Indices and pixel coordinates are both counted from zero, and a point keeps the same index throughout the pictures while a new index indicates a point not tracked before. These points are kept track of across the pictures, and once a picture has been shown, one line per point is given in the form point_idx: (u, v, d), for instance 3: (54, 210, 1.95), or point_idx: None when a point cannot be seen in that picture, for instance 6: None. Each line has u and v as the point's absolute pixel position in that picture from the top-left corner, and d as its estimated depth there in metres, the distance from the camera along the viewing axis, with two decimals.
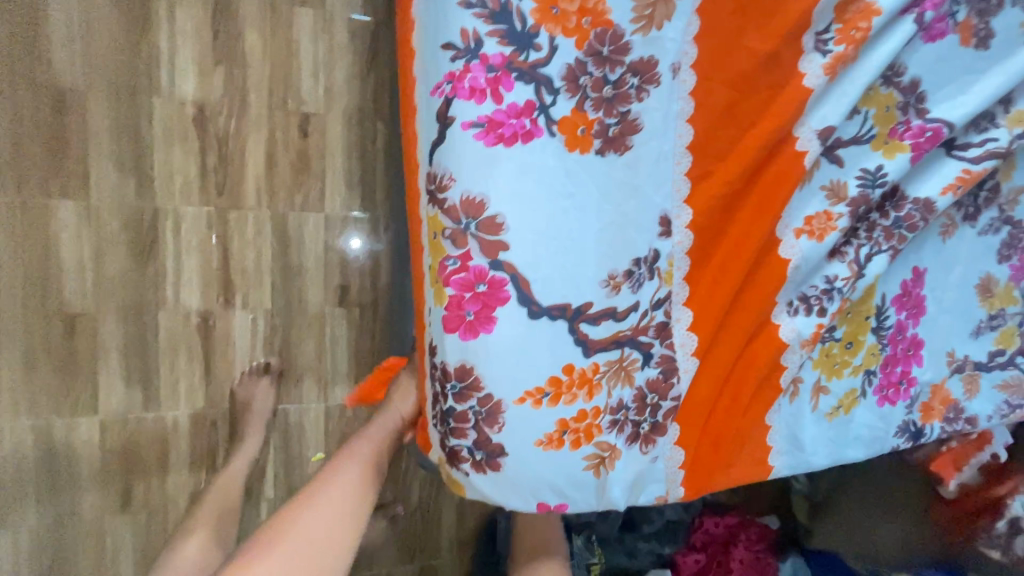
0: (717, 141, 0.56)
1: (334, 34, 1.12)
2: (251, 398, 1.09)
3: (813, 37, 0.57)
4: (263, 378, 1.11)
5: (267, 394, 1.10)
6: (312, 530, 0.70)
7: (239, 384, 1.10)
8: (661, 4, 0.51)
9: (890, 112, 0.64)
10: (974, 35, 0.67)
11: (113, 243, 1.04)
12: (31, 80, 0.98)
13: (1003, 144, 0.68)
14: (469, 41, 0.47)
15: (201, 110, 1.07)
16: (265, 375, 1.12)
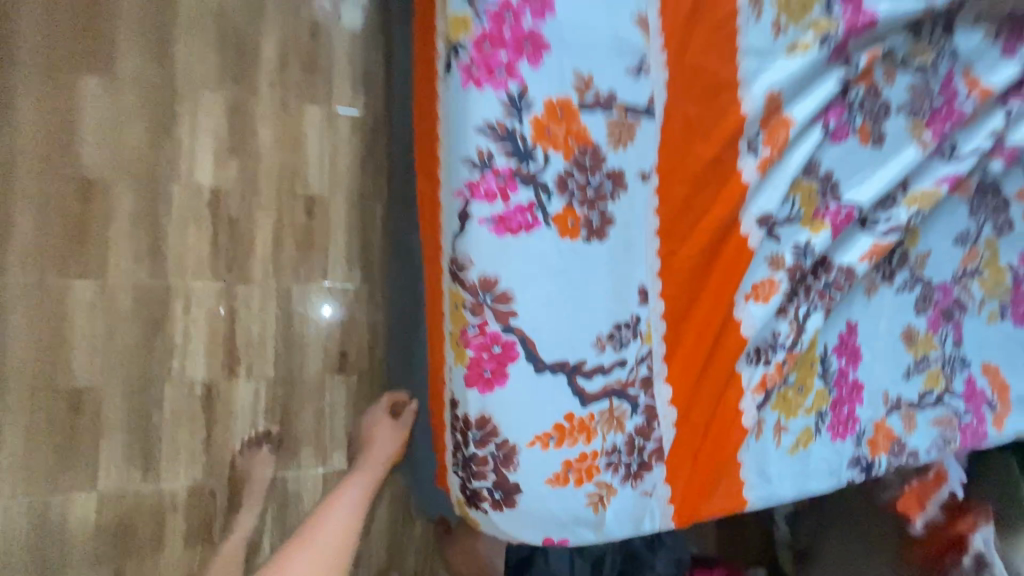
0: (681, 224, 0.68)
1: (338, 127, 1.27)
2: (250, 468, 1.12)
3: (746, 142, 0.72)
4: (262, 447, 1.15)
5: (266, 463, 1.13)
6: (328, 539, 0.81)
7: (239, 454, 1.14)
8: (626, 129, 0.65)
9: (813, 198, 0.79)
10: (871, 136, 0.86)
11: (125, 320, 1.10)
12: (60, 171, 1.07)
13: (903, 221, 0.85)
14: (483, 157, 0.57)
15: (215, 196, 1.17)
16: (265, 443, 1.15)
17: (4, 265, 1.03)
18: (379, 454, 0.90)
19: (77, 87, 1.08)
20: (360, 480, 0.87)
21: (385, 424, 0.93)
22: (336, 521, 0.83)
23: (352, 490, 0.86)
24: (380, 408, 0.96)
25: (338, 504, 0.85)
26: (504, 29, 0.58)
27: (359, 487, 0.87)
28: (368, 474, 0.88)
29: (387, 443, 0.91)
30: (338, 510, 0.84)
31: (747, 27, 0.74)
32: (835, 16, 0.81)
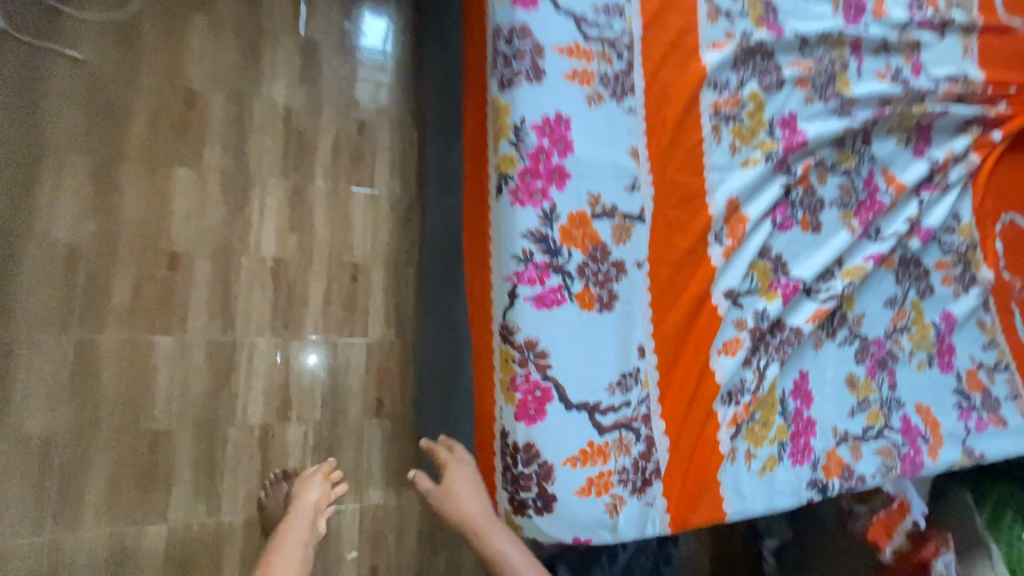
0: (667, 296, 0.90)
1: (379, 206, 1.51)
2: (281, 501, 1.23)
3: (714, 235, 0.97)
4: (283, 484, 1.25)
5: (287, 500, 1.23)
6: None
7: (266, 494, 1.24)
8: (625, 229, 0.88)
9: (767, 274, 1.03)
10: (810, 225, 1.12)
11: (198, 371, 1.28)
12: (153, 246, 1.29)
13: (839, 289, 1.09)
14: (526, 253, 0.80)
15: (277, 265, 1.39)
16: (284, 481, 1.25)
17: (103, 324, 1.23)
18: (314, 501, 1.12)
19: (171, 178, 1.33)
20: (295, 532, 1.06)
21: (317, 476, 1.17)
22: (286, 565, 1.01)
23: (292, 542, 1.05)
24: (307, 473, 1.19)
25: (283, 553, 1.03)
26: (539, 165, 0.83)
27: (296, 539, 1.05)
28: (301, 527, 1.07)
29: (317, 495, 1.13)
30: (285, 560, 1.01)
31: (711, 149, 1.00)
32: (776, 138, 1.09)
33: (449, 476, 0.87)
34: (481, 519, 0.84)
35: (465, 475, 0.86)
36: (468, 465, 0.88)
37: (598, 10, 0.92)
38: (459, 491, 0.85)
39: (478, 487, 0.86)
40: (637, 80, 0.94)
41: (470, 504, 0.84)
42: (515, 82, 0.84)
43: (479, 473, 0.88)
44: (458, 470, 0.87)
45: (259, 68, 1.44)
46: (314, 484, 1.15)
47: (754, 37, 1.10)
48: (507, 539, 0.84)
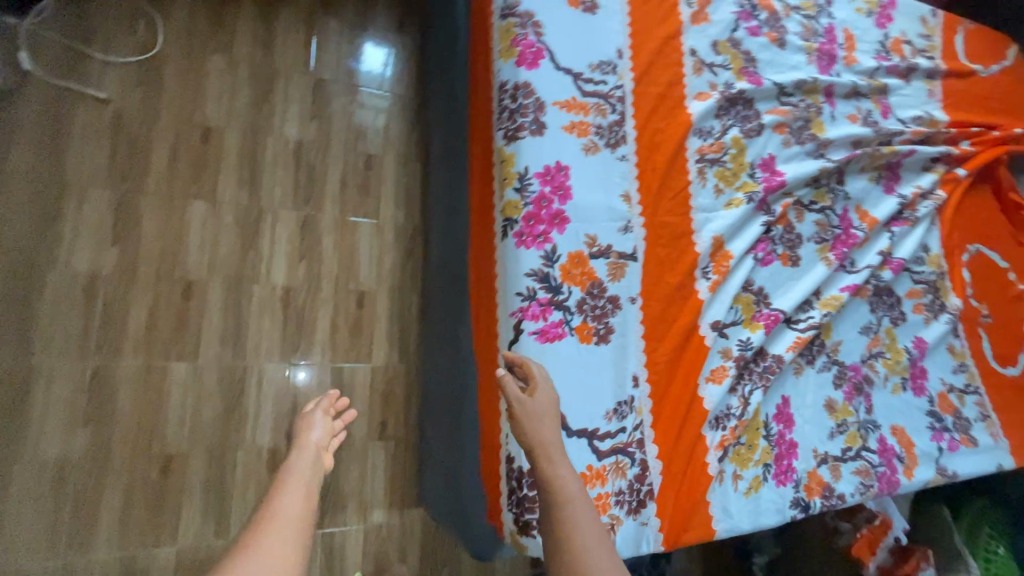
0: (659, 328, 0.98)
1: (384, 236, 1.59)
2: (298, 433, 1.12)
3: (700, 271, 1.05)
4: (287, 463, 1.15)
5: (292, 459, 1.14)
6: (288, 510, 0.83)
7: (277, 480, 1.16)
8: (620, 267, 0.96)
9: (751, 305, 1.11)
10: (790, 259, 1.21)
11: (210, 395, 1.33)
12: (169, 275, 1.35)
13: (817, 318, 1.18)
14: (530, 291, 0.87)
15: (286, 292, 1.45)
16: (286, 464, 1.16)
17: (120, 351, 1.27)
18: (316, 437, 1.09)
19: (187, 209, 1.39)
20: (299, 466, 0.97)
21: (317, 414, 1.16)
22: (294, 493, 0.87)
23: (296, 474, 0.94)
24: (309, 412, 1.18)
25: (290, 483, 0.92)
26: (542, 210, 0.91)
27: (302, 473, 0.95)
28: (304, 463, 0.99)
29: (319, 433, 1.10)
30: (291, 489, 0.88)
31: (698, 191, 1.09)
32: (757, 179, 1.19)
33: (536, 391, 0.80)
34: (550, 446, 0.78)
35: (549, 401, 0.80)
36: (550, 390, 0.82)
37: (593, 67, 1.02)
38: (537, 413, 0.79)
39: (554, 419, 0.80)
40: (629, 129, 1.03)
41: (543, 429, 0.79)
42: (519, 135, 0.92)
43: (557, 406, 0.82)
44: (541, 391, 0.81)
45: (273, 105, 1.52)
46: (316, 423, 1.13)
47: (734, 88, 1.20)
48: (572, 479, 0.77)
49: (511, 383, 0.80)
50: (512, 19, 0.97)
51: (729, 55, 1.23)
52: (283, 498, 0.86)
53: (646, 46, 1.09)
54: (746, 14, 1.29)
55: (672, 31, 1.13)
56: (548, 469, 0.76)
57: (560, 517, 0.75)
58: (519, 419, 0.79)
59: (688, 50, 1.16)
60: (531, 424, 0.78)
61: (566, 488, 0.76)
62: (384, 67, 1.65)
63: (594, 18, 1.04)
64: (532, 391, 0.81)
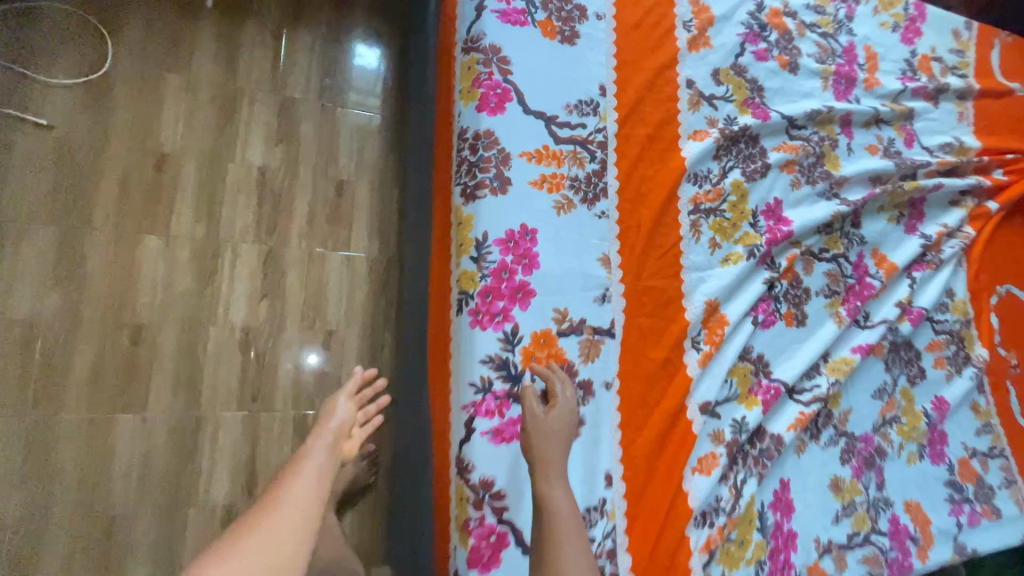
0: (639, 413, 0.85)
1: (355, 269, 1.47)
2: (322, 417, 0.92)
3: (690, 342, 0.92)
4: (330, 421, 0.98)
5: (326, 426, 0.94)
6: (283, 525, 0.68)
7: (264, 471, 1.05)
8: (594, 346, 0.83)
9: (748, 377, 0.98)
10: (794, 319, 1.07)
11: (160, 449, 1.23)
12: (117, 318, 1.24)
13: (824, 388, 1.04)
14: (485, 382, 0.75)
15: (246, 334, 1.35)
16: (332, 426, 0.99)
17: (60, 403, 1.18)
18: (335, 425, 0.89)
19: (138, 245, 1.28)
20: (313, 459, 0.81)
21: (341, 398, 0.95)
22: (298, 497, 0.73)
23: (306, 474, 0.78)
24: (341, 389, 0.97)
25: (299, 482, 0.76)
26: (502, 283, 0.78)
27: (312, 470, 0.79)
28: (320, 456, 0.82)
29: (341, 420, 0.91)
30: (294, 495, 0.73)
31: (690, 248, 0.96)
32: (759, 229, 1.05)
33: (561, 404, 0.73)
34: (553, 467, 0.68)
35: (565, 424, 0.71)
36: (569, 409, 0.73)
37: (570, 110, 0.88)
38: (550, 432, 0.70)
39: (564, 444, 0.70)
40: (610, 180, 0.90)
41: (548, 448, 0.69)
42: (478, 193, 0.79)
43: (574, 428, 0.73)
44: (560, 408, 0.72)
45: (235, 129, 1.40)
46: (342, 404, 0.94)
47: (737, 123, 1.06)
48: (569, 507, 0.66)
49: (530, 394, 0.72)
50: (475, 54, 0.83)
51: (732, 84, 1.08)
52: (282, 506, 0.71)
53: (633, 81, 0.95)
54: (753, 36, 1.14)
55: (665, 60, 0.99)
56: (544, 491, 0.67)
57: (545, 547, 0.63)
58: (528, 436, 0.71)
59: (684, 81, 1.02)
60: (537, 442, 0.70)
61: (562, 515, 0.65)
62: (359, 83, 1.52)
63: (573, 50, 0.91)
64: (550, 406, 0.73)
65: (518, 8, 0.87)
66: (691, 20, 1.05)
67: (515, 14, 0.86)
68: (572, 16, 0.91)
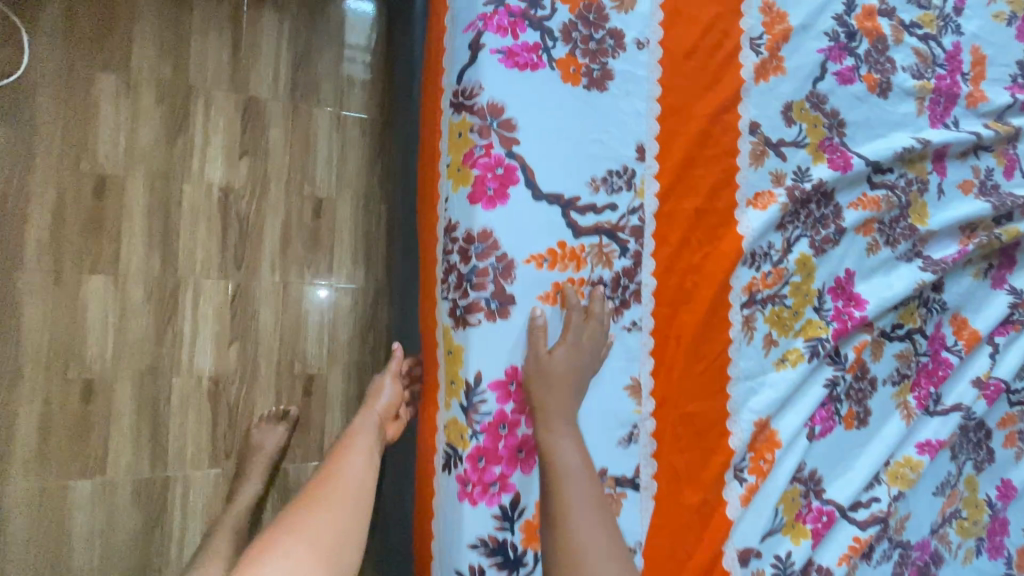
0: (667, 572, 0.70)
1: (338, 302, 1.26)
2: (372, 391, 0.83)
3: (732, 471, 0.75)
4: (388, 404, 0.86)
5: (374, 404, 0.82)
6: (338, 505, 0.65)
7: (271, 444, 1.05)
8: (614, 501, 0.66)
9: (795, 500, 0.82)
10: (856, 419, 0.89)
11: (124, 515, 1.09)
12: (64, 373, 1.07)
13: (884, 504, 0.88)
14: (474, 571, 0.59)
15: (215, 383, 1.17)
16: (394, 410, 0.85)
17: (6, 471, 1.04)
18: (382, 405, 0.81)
19: (82, 286, 1.09)
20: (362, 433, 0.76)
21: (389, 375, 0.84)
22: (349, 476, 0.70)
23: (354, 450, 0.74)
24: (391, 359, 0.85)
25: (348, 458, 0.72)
26: (500, 442, 0.61)
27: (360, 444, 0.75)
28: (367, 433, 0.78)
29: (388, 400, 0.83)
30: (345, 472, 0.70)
31: (739, 353, 0.76)
32: (825, 314, 0.84)
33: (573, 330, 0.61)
34: (551, 414, 0.58)
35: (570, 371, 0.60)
36: (577, 351, 0.61)
37: (596, 186, 0.66)
38: (552, 379, 0.59)
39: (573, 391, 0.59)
40: (645, 277, 0.68)
41: (551, 398, 0.59)
42: (471, 318, 0.60)
43: (584, 373, 0.61)
44: (566, 349, 0.60)
45: (189, 139, 1.14)
46: (390, 384, 0.85)
47: (810, 178, 0.82)
48: (579, 461, 0.57)
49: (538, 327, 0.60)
50: (469, 117, 0.60)
51: (806, 122, 0.83)
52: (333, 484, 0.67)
53: (680, 135, 0.71)
54: (838, 50, 0.87)
55: (724, 101, 0.75)
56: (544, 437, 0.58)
57: (552, 500, 0.55)
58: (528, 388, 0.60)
59: (747, 126, 0.77)
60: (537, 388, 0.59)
61: (568, 466, 0.57)
62: (338, 76, 1.23)
63: (604, 98, 0.66)
64: (552, 347, 0.60)
65: (530, 42, 0.62)
66: (761, 36, 0.79)
67: (526, 52, 0.62)
68: (604, 48, 0.66)
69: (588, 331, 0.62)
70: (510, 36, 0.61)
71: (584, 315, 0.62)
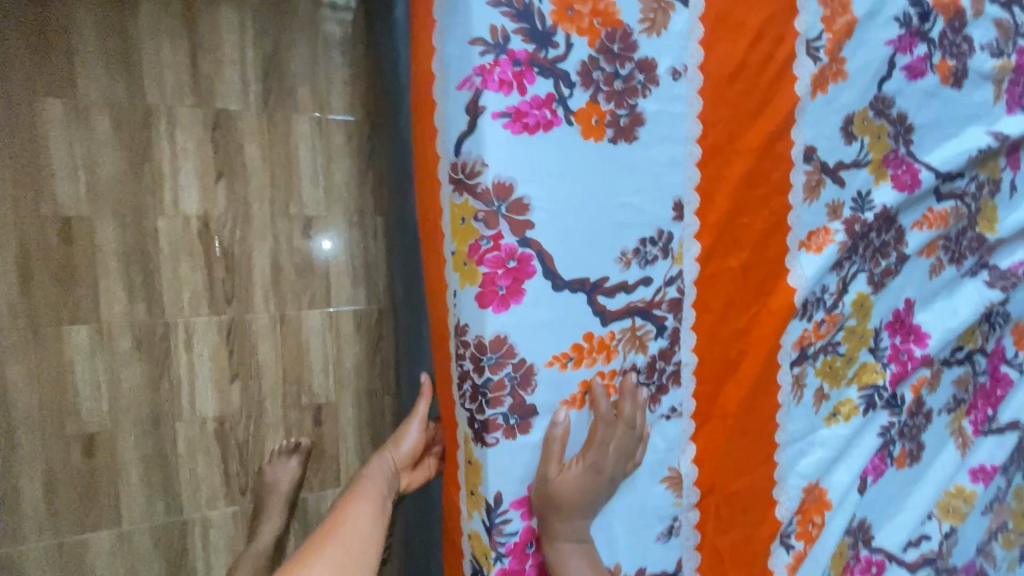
0: None
1: (341, 327, 1.08)
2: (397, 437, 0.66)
3: (780, 539, 0.69)
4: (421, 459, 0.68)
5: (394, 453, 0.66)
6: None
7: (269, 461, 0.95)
8: None
9: (845, 553, 0.76)
10: (908, 458, 0.82)
11: (147, 561, 1.01)
12: (60, 431, 0.93)
13: (933, 543, 0.83)
14: None
15: (221, 425, 1.02)
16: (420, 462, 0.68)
17: (19, 533, 0.94)
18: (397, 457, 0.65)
19: (66, 336, 0.92)
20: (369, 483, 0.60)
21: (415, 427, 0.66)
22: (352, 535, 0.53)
23: (361, 500, 0.58)
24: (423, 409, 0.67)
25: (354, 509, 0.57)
26: (527, 562, 0.55)
27: (369, 495, 0.59)
28: (378, 484, 0.61)
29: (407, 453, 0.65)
30: (352, 527, 0.54)
31: (788, 416, 0.68)
32: (881, 355, 0.75)
33: (598, 439, 0.53)
34: (567, 535, 0.52)
35: (587, 488, 0.52)
36: (596, 469, 0.53)
37: (627, 260, 0.55)
38: (565, 504, 0.51)
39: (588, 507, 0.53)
40: (685, 354, 0.59)
41: (567, 519, 0.52)
42: (488, 437, 0.51)
43: (603, 488, 0.54)
44: (582, 467, 0.52)
45: (156, 168, 0.93)
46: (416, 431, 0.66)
47: (871, 206, 0.71)
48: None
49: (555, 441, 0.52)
50: (472, 200, 0.49)
51: (868, 134, 0.70)
52: (334, 546, 0.51)
53: (724, 179, 0.60)
54: (910, 38, 0.71)
55: (775, 128, 0.62)
56: (558, 559, 0.52)
57: None
58: (538, 507, 0.52)
59: (802, 153, 0.65)
60: (553, 512, 0.51)
61: None
62: (314, 58, 0.99)
63: (634, 150, 0.54)
64: (566, 459, 0.53)
65: (541, 94, 0.49)
66: (820, 36, 0.64)
67: (536, 108, 0.49)
68: (632, 86, 0.54)
69: (613, 437, 0.54)
70: (516, 92, 0.48)
71: (615, 420, 0.54)
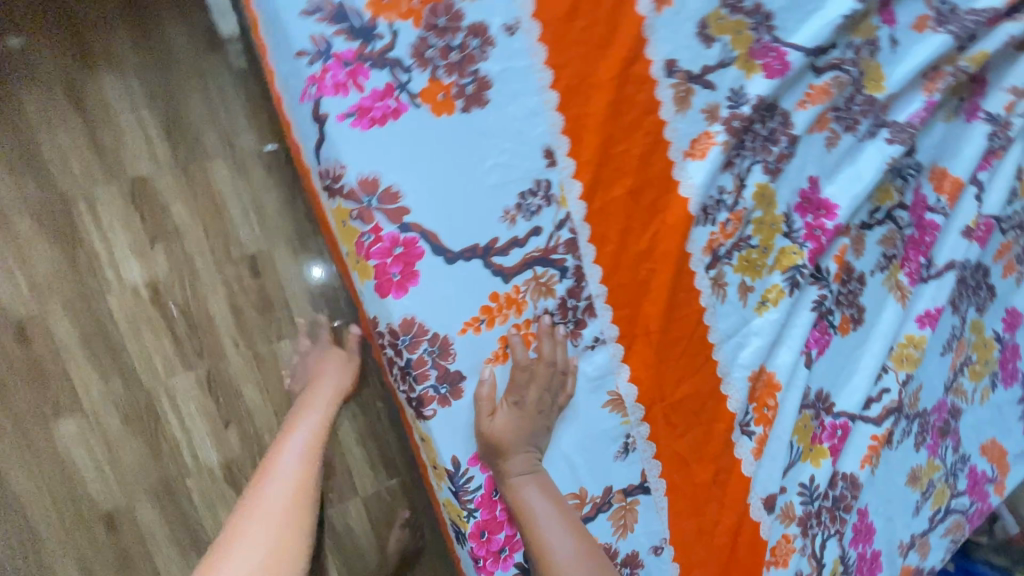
0: (700, 546, 0.71)
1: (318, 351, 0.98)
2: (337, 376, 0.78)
3: (739, 429, 0.74)
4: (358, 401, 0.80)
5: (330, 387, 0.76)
6: (288, 497, 0.58)
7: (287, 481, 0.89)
8: (629, 511, 0.66)
9: (809, 424, 0.82)
10: (851, 323, 0.87)
11: None
12: (80, 516, 0.94)
13: (895, 393, 0.87)
14: None
15: (229, 469, 0.99)
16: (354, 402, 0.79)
17: None
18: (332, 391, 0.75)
19: (54, 428, 0.93)
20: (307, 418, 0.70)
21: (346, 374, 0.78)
22: (294, 476, 0.60)
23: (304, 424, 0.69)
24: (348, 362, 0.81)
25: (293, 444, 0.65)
26: (497, 509, 0.59)
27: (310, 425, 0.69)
28: (317, 411, 0.72)
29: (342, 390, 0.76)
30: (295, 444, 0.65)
31: (717, 317, 0.72)
32: (797, 237, 0.79)
33: (520, 383, 0.57)
34: (517, 474, 0.56)
35: (516, 427, 0.56)
36: (519, 406, 0.57)
37: (511, 217, 0.58)
38: (504, 444, 0.56)
39: (527, 440, 0.57)
40: (595, 287, 0.63)
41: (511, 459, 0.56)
42: (426, 410, 0.55)
43: (534, 421, 0.58)
44: (508, 409, 0.56)
45: (88, 248, 0.92)
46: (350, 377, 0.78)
47: (747, 99, 0.73)
48: (545, 504, 0.56)
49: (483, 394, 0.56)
50: (344, 202, 0.52)
51: (727, 33, 0.72)
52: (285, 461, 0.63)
53: (588, 115, 0.62)
54: None
55: (628, 53, 0.64)
56: (512, 492, 0.56)
57: (530, 543, 0.55)
58: (486, 457, 0.57)
59: (662, 69, 0.67)
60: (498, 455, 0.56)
61: (534, 510, 0.56)
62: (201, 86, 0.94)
63: (488, 113, 0.57)
64: (496, 405, 0.57)
65: (379, 87, 0.52)
66: None
67: (378, 101, 0.52)
68: (469, 54, 0.56)
69: (534, 378, 0.58)
70: (353, 91, 0.51)
71: (535, 363, 0.59)
